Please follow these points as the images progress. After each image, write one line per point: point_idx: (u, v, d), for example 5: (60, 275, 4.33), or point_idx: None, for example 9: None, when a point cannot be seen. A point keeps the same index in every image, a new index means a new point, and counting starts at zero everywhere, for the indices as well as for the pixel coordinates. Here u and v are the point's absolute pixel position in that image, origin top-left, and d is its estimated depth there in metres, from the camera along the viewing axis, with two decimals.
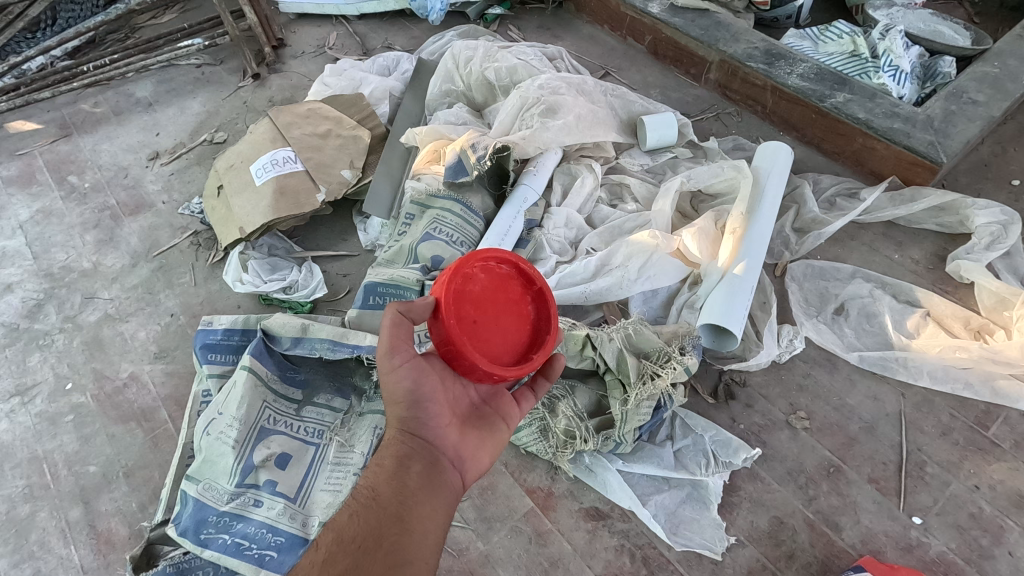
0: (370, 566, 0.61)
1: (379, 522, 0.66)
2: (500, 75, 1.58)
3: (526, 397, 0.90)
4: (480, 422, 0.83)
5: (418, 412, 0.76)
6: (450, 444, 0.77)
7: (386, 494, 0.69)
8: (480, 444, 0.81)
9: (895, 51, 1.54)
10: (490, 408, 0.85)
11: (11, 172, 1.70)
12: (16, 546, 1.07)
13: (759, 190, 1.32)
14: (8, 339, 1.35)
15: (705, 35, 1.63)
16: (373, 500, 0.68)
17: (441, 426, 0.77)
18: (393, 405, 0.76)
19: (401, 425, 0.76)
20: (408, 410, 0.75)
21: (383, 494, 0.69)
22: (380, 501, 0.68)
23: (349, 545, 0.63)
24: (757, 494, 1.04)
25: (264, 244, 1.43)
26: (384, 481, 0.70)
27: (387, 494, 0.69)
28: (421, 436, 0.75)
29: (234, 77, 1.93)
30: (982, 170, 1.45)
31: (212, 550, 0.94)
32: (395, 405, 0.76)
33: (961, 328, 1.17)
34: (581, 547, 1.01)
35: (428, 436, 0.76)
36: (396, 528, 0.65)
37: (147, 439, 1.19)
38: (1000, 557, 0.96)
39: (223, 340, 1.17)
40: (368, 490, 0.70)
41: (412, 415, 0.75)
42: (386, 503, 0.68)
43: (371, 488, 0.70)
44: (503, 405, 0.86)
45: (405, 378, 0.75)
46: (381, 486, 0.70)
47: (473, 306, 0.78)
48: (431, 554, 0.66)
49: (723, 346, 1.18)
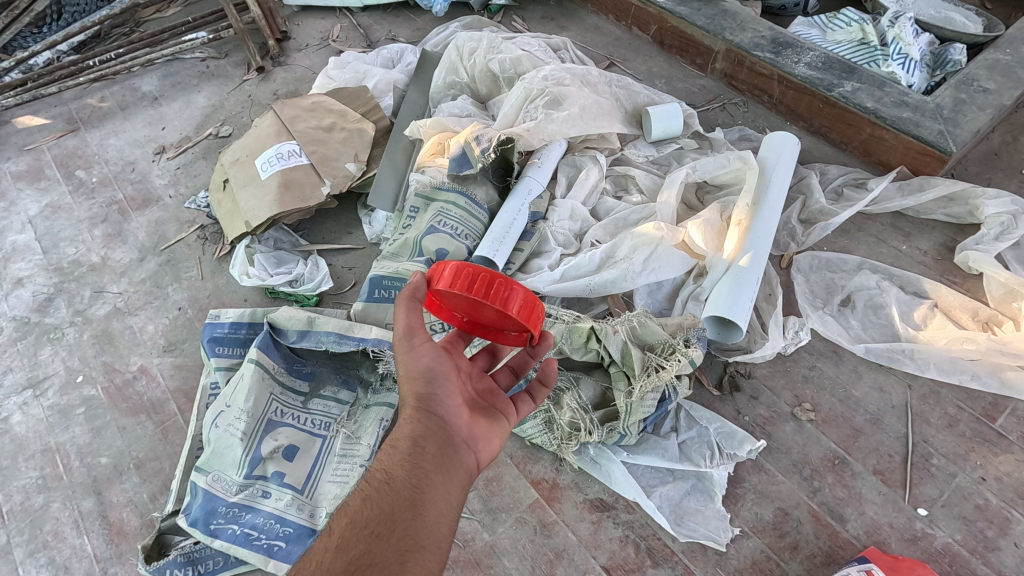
0: (383, 552, 0.59)
1: (391, 506, 0.64)
2: (503, 66, 1.57)
3: (525, 403, 0.90)
4: (487, 409, 0.84)
5: (434, 389, 0.77)
6: (462, 426, 0.76)
7: (399, 477, 0.68)
8: (489, 429, 0.80)
9: (904, 38, 1.50)
10: (494, 399, 0.87)
11: (19, 167, 1.71)
12: (31, 535, 1.10)
13: (765, 181, 1.31)
14: (20, 333, 1.37)
15: (712, 24, 1.61)
16: (387, 483, 0.67)
17: (454, 405, 0.78)
18: (407, 383, 0.77)
19: (415, 404, 0.75)
20: (424, 387, 0.76)
21: (396, 477, 0.67)
22: (394, 483, 0.67)
23: (361, 530, 0.61)
24: (762, 486, 1.05)
25: (270, 238, 1.43)
26: (397, 463, 0.69)
27: (401, 477, 0.67)
28: (436, 413, 0.75)
29: (239, 71, 1.93)
30: (992, 159, 1.43)
31: (222, 540, 0.98)
32: (409, 382, 0.77)
33: (969, 320, 1.16)
34: (585, 538, 1.02)
35: (442, 414, 0.76)
36: (409, 513, 0.64)
37: (157, 430, 1.20)
38: (1005, 548, 0.96)
39: (230, 333, 1.18)
40: (381, 474, 0.68)
41: (430, 392, 0.76)
42: (399, 486, 0.66)
43: (384, 472, 0.69)
44: (502, 398, 0.88)
45: (420, 356, 0.78)
46: (394, 469, 0.68)
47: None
48: (444, 539, 0.65)
49: (728, 338, 1.17)
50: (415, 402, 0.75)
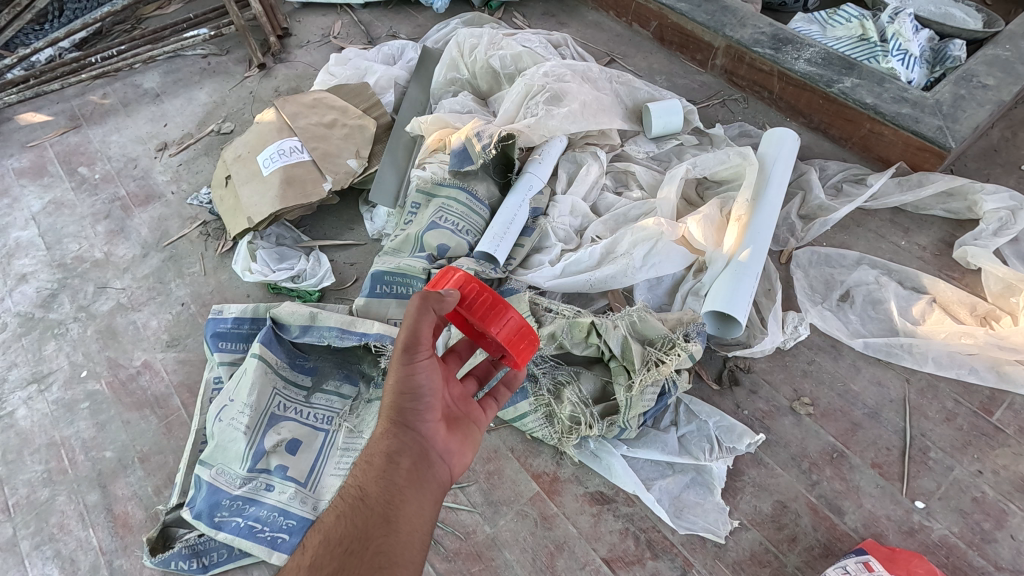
0: (357, 569, 0.60)
1: (366, 522, 0.65)
2: (504, 62, 1.58)
3: (490, 405, 0.92)
4: (462, 420, 0.84)
5: (414, 404, 0.76)
6: (438, 440, 0.77)
7: (373, 493, 0.68)
8: (463, 442, 0.82)
9: (904, 35, 1.51)
10: (466, 408, 0.87)
11: (22, 164, 1.72)
12: (37, 528, 1.11)
13: (764, 177, 1.32)
14: (24, 328, 1.38)
15: (712, 21, 1.61)
16: (361, 500, 0.68)
17: (432, 420, 0.78)
18: (388, 397, 0.76)
19: (394, 419, 0.75)
20: (403, 401, 0.76)
21: (371, 493, 0.68)
22: (368, 500, 0.67)
23: (336, 547, 0.62)
24: (761, 479, 1.06)
25: (272, 234, 1.44)
26: (372, 480, 0.70)
27: (375, 494, 0.68)
28: (413, 429, 0.75)
29: (240, 68, 1.93)
30: (991, 155, 1.44)
31: (226, 532, 0.99)
32: (389, 397, 0.76)
33: (967, 315, 1.17)
34: (585, 531, 1.03)
35: (419, 429, 0.76)
36: (383, 530, 0.65)
37: (160, 424, 1.21)
38: (1001, 540, 0.97)
39: (233, 329, 1.19)
40: (355, 490, 0.69)
41: (410, 407, 0.76)
42: (373, 503, 0.67)
43: (359, 488, 0.69)
44: (473, 408, 0.88)
45: (406, 373, 0.76)
46: (368, 486, 0.69)
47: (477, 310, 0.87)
48: (419, 553, 0.66)
49: (727, 333, 1.19)
50: (394, 416, 0.75)
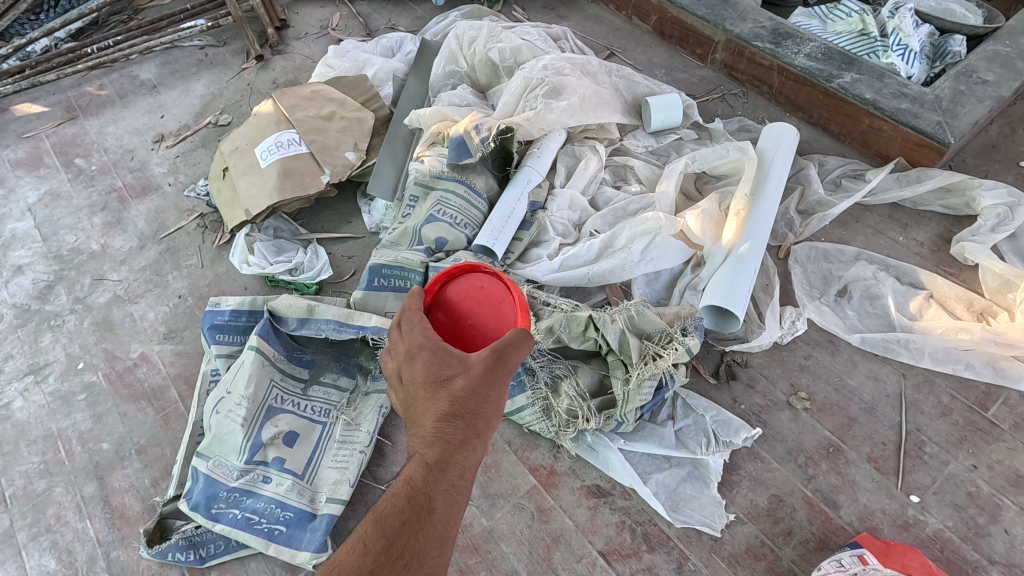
0: None
1: (427, 538, 0.58)
2: (503, 55, 1.57)
3: None
4: None
5: (490, 420, 0.69)
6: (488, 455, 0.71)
7: (441, 508, 0.61)
8: None
9: (904, 30, 1.51)
10: None
11: (18, 155, 1.71)
12: (34, 519, 1.10)
13: (764, 172, 1.32)
14: (20, 320, 1.37)
15: (712, 15, 1.60)
16: (427, 511, 0.60)
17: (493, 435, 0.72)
18: (466, 403, 0.68)
19: (472, 428, 0.67)
20: (483, 414, 0.68)
21: (439, 508, 0.61)
22: (436, 515, 0.60)
23: (397, 560, 0.56)
24: (757, 473, 1.06)
25: (269, 227, 1.44)
26: (443, 492, 0.62)
27: (441, 509, 0.61)
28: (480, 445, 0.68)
29: (237, 59, 1.92)
30: (990, 151, 1.44)
31: (224, 524, 0.99)
32: (466, 402, 0.68)
33: (963, 310, 1.18)
34: (583, 524, 1.03)
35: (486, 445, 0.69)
36: (439, 551, 0.58)
37: (158, 417, 1.21)
38: (995, 534, 0.97)
39: (230, 321, 1.19)
40: (422, 495, 0.61)
41: (488, 420, 0.69)
42: (439, 520, 0.60)
43: (428, 495, 0.61)
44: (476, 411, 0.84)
45: (494, 386, 0.69)
46: (437, 497, 0.62)
47: (488, 282, 0.92)
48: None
49: (725, 327, 1.19)
50: (473, 426, 0.67)
